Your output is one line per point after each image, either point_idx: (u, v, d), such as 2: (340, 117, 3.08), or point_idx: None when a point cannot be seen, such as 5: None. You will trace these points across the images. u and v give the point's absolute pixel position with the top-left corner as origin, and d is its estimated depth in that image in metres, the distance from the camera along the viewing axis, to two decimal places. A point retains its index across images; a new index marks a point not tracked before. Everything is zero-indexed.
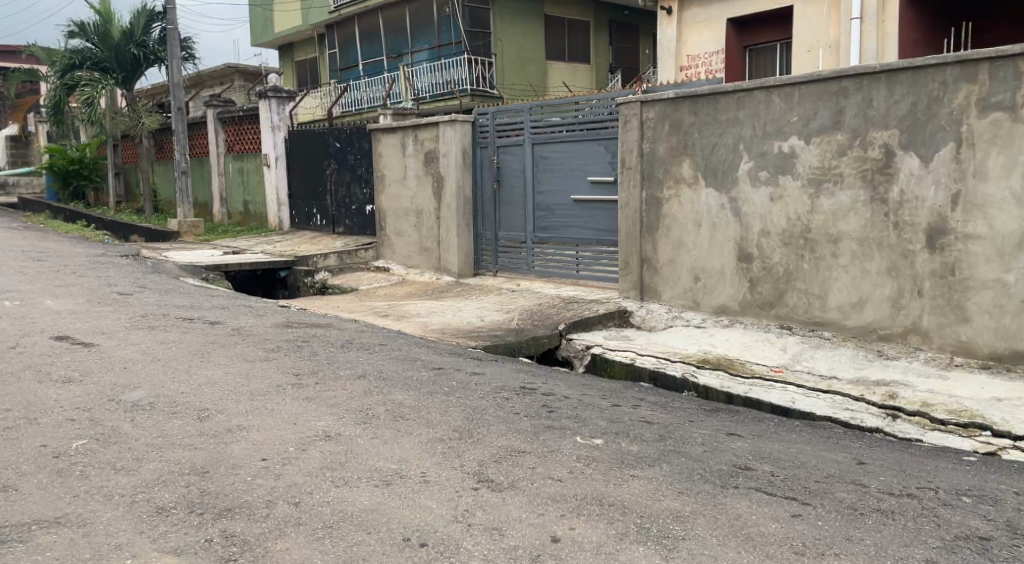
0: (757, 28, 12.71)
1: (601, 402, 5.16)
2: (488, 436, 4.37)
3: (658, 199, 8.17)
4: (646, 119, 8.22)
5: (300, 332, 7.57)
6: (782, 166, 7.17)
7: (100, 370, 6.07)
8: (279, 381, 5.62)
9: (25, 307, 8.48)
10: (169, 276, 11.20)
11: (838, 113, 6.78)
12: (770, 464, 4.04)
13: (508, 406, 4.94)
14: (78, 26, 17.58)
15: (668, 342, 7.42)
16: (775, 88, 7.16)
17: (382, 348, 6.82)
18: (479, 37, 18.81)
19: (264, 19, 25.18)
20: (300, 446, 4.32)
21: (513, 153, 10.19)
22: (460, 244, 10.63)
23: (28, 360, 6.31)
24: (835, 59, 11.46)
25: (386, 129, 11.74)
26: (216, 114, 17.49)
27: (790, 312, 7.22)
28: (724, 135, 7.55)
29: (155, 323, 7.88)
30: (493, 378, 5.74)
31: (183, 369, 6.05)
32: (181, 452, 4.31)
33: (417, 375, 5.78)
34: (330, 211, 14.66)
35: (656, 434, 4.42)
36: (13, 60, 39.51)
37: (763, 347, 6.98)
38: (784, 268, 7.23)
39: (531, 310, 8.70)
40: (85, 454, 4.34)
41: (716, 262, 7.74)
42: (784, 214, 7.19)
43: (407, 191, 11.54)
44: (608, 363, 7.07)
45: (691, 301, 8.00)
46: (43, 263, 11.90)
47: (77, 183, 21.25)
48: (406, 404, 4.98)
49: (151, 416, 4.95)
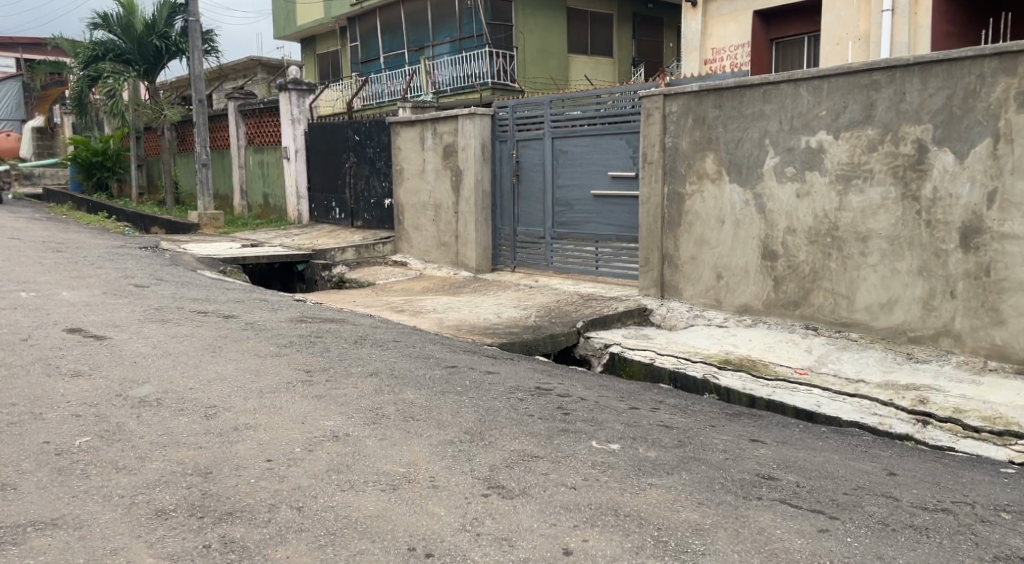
0: (785, 20, 12.44)
1: (619, 404, 4.97)
2: (501, 439, 4.21)
3: (680, 194, 7.98)
4: (669, 112, 8.03)
5: (314, 327, 7.44)
6: (810, 161, 6.96)
7: (110, 364, 5.96)
8: (290, 377, 5.50)
9: (40, 299, 8.41)
10: (186, 269, 11.13)
11: (869, 107, 6.56)
12: (795, 473, 3.84)
13: (522, 408, 4.78)
14: (102, 18, 17.59)
15: (688, 342, 7.24)
16: (803, 81, 6.94)
17: (396, 345, 6.67)
18: (501, 30, 18.66)
19: (287, 11, 25.13)
20: (307, 446, 4.19)
21: (533, 147, 10.02)
22: (478, 239, 10.48)
23: (39, 354, 6.22)
24: (865, 52, 11.19)
25: (406, 121, 11.58)
26: (238, 106, 17.43)
27: (816, 312, 7.00)
28: (749, 130, 7.35)
29: (169, 316, 7.78)
30: (508, 378, 5.58)
31: (192, 364, 5.94)
32: (184, 452, 4.19)
33: (429, 373, 5.63)
34: (349, 205, 14.57)
35: (675, 440, 4.23)
36: (38, 52, 39.82)
37: (787, 348, 6.79)
38: (810, 266, 7.02)
39: (549, 307, 8.54)
40: (88, 452, 4.23)
41: (739, 260, 7.54)
42: (810, 211, 6.98)
43: (426, 185, 11.40)
44: (627, 362, 6.92)
45: (712, 300, 7.81)
46: (62, 254, 11.87)
47: (101, 174, 21.30)
48: (418, 404, 4.84)
49: (158, 413, 4.84)
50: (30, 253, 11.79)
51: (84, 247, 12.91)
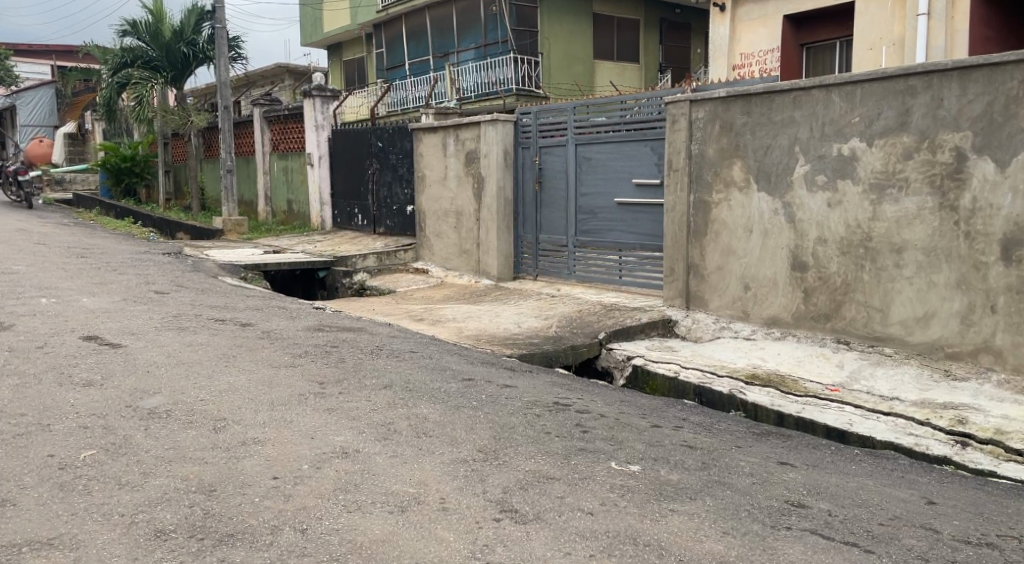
0: (816, 25, 12.19)
1: (640, 422, 4.77)
2: (515, 459, 4.03)
3: (706, 203, 7.79)
4: (695, 118, 7.86)
5: (331, 336, 7.32)
6: (842, 170, 6.74)
7: (122, 374, 5.85)
8: (302, 389, 5.36)
9: (60, 305, 8.35)
10: (207, 275, 11.08)
11: (904, 113, 6.34)
12: (827, 501, 3.63)
13: (540, 425, 4.59)
14: (131, 25, 17.70)
15: (714, 356, 7.07)
16: (835, 87, 6.72)
17: (412, 355, 6.53)
18: (526, 36, 18.52)
19: (313, 18, 25.19)
20: (315, 463, 4.03)
21: (556, 154, 9.85)
22: (500, 247, 10.32)
23: (52, 362, 6.12)
24: (900, 57, 10.92)
25: (428, 128, 11.46)
26: (263, 113, 17.41)
27: (847, 326, 6.77)
28: (779, 136, 7.14)
29: (186, 324, 7.69)
30: (526, 392, 5.39)
31: (204, 375, 5.80)
32: (189, 467, 4.05)
33: (444, 387, 5.46)
34: (372, 211, 14.49)
35: (698, 462, 4.03)
36: (70, 59, 40.34)
37: (818, 364, 6.58)
38: (842, 278, 6.79)
39: (571, 317, 8.37)
40: (92, 466, 4.09)
41: (767, 271, 7.33)
42: (842, 221, 6.75)
43: (447, 192, 11.27)
44: (650, 376, 6.76)
45: (740, 311, 7.60)
46: (85, 260, 11.86)
47: (129, 180, 21.43)
48: (430, 419, 4.68)
49: (166, 425, 4.70)
50: (54, 258, 11.81)
51: (108, 252, 12.91)
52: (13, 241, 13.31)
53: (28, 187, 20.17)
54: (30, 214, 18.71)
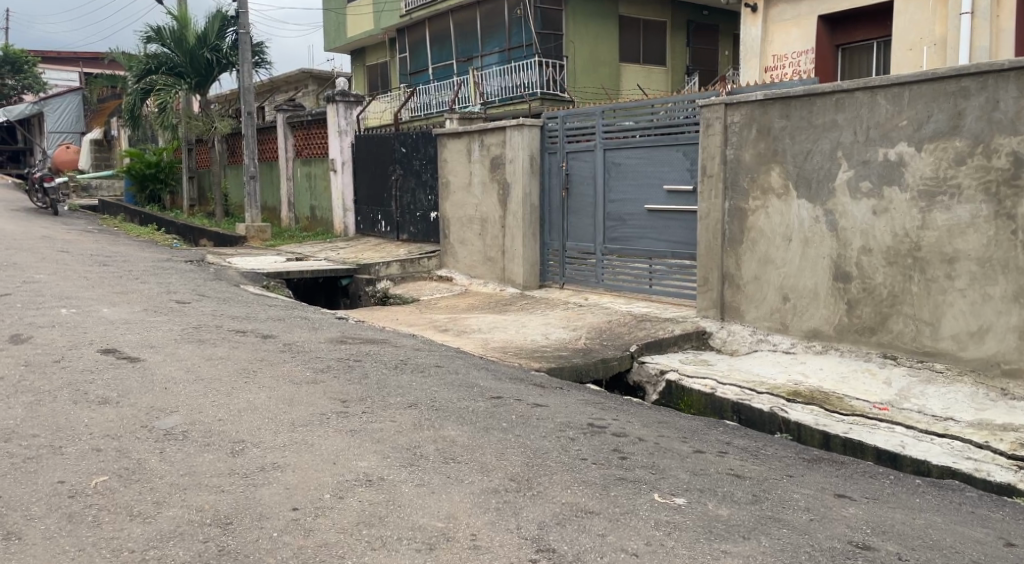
0: (852, 25, 11.84)
1: (681, 447, 4.48)
2: (550, 489, 3.78)
3: (742, 209, 7.51)
4: (731, 122, 7.58)
5: (355, 349, 7.07)
6: (888, 176, 6.45)
7: (139, 391, 5.53)
8: (324, 408, 5.11)
9: (80, 316, 8.15)
10: (229, 284, 10.88)
11: (956, 116, 6.04)
12: (893, 541, 3.35)
13: (574, 450, 4.32)
14: (155, 31, 17.65)
15: (752, 370, 6.78)
16: (881, 88, 6.44)
17: (438, 371, 6.26)
18: (551, 39, 18.27)
19: (336, 23, 25.08)
20: (337, 493, 3.79)
21: (583, 159, 9.58)
22: (526, 254, 10.06)
23: (67, 376, 5.89)
24: (941, 57, 10.56)
25: (453, 133, 11.22)
26: (286, 119, 17.26)
27: (895, 340, 6.47)
28: (820, 141, 6.86)
29: (206, 336, 7.45)
30: (558, 413, 5.11)
31: (224, 391, 5.53)
32: (204, 496, 3.79)
33: (472, 406, 5.19)
34: (395, 218, 14.29)
35: (749, 494, 3.76)
36: (95, 65, 40.60)
37: (864, 380, 6.30)
38: (888, 289, 6.49)
39: (600, 328, 8.09)
40: (103, 494, 3.83)
41: (808, 281, 7.02)
42: (888, 229, 6.46)
43: (472, 199, 11.03)
44: (685, 392, 6.49)
45: (778, 323, 7.31)
46: (107, 268, 11.68)
47: (154, 186, 21.38)
48: (459, 443, 4.42)
49: (182, 448, 4.42)
50: (76, 267, 11.64)
51: (131, 261, 12.77)
52: (36, 249, 13.19)
53: (53, 194, 20.16)
54: (54, 220, 18.66)
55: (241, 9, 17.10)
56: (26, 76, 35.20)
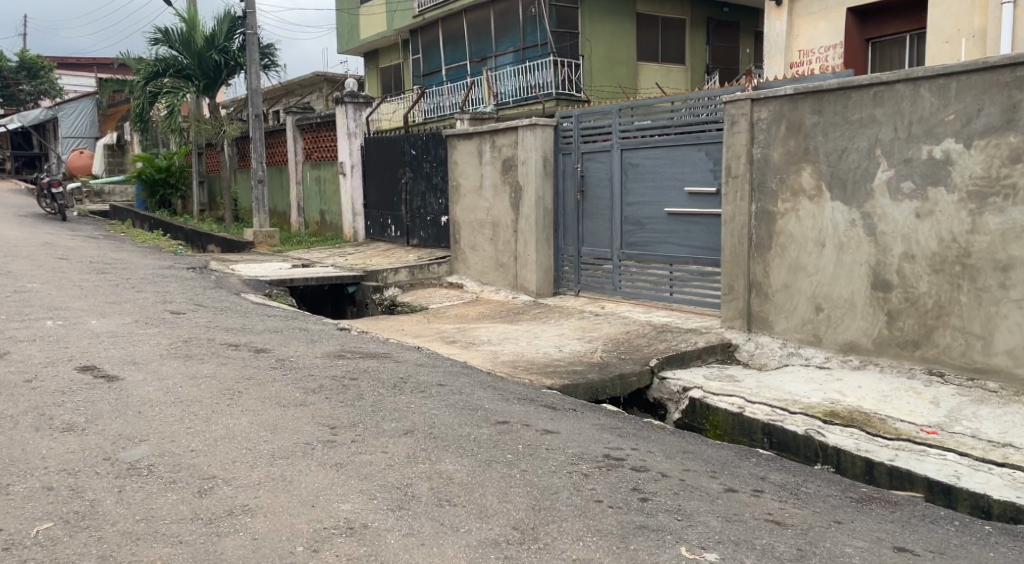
0: (883, 18, 11.24)
1: (710, 484, 3.93)
2: (559, 541, 3.27)
3: (770, 212, 6.97)
4: (757, 119, 7.05)
5: (353, 365, 6.54)
6: (933, 175, 5.91)
7: (111, 415, 4.95)
8: (308, 437, 4.57)
9: (64, 329, 7.61)
10: (229, 292, 10.37)
11: (1011, 109, 5.49)
12: None
13: (588, 490, 3.77)
14: (163, 33, 17.22)
15: (784, 386, 6.23)
16: (925, 80, 5.91)
17: (441, 391, 5.72)
18: (566, 38, 17.74)
19: (349, 25, 24.67)
20: (311, 545, 3.27)
21: (598, 159, 9.05)
22: (539, 260, 9.53)
23: (34, 396, 5.34)
24: (981, 50, 9.94)
25: (462, 134, 10.71)
26: (295, 121, 16.81)
27: (942, 355, 5.92)
28: (856, 139, 6.33)
29: (194, 351, 6.88)
30: (571, 442, 4.55)
31: (202, 415, 4.98)
32: (158, 548, 3.29)
33: (475, 434, 4.65)
34: (405, 222, 13.81)
35: (793, 549, 3.24)
36: (109, 70, 40.53)
37: (909, 398, 5.75)
38: (934, 299, 5.95)
39: (618, 340, 7.53)
40: (42, 548, 3.31)
41: (843, 290, 6.48)
42: (933, 234, 5.93)
43: (483, 202, 10.52)
44: (711, 410, 5.97)
45: (810, 335, 6.75)
46: (104, 277, 11.18)
47: (164, 191, 20.99)
48: (456, 481, 3.88)
49: (143, 486, 3.88)
50: (73, 275, 11.15)
51: (131, 268, 12.30)
52: (34, 256, 12.74)
53: (61, 200, 19.78)
54: (61, 227, 18.25)
55: (249, 9, 16.66)
56: (41, 82, 35.02)
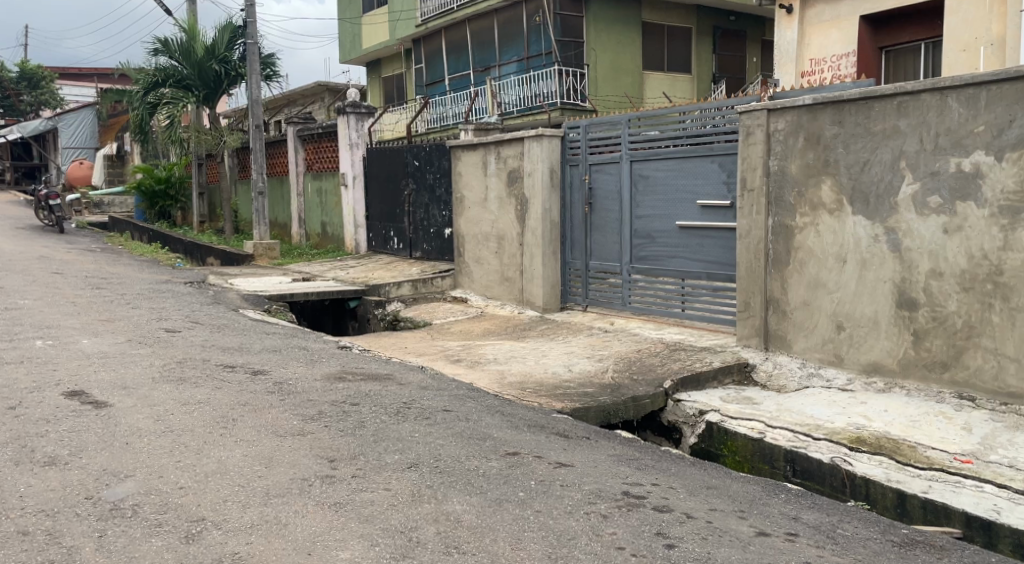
0: (898, 26, 10.98)
1: (739, 527, 3.67)
2: None
3: (788, 226, 6.69)
4: (774, 130, 6.77)
5: (353, 389, 6.26)
6: (962, 190, 5.62)
7: (97, 447, 4.67)
8: (305, 472, 4.28)
9: (54, 349, 7.32)
10: (227, 308, 10.08)
11: None
12: None
13: (608, 535, 3.51)
14: (163, 43, 17.00)
15: (806, 409, 5.93)
16: (952, 90, 5.64)
17: (445, 418, 5.43)
18: (570, 47, 17.52)
19: (352, 34, 24.47)
20: None
21: (607, 171, 8.77)
22: (546, 274, 9.24)
23: (16, 426, 5.05)
24: (999, 58, 9.65)
25: (466, 144, 10.45)
26: (296, 132, 16.60)
27: (972, 378, 5.62)
28: (879, 150, 6.06)
29: (187, 373, 6.59)
30: (586, 476, 4.27)
31: (193, 447, 4.69)
32: None
33: (484, 468, 4.37)
34: (408, 235, 13.54)
35: None
36: (109, 81, 40.44)
37: (939, 423, 5.45)
38: (963, 319, 5.66)
39: (629, 359, 7.23)
40: None
41: (866, 308, 6.19)
42: (962, 250, 5.64)
43: (488, 215, 10.24)
44: (729, 435, 5.67)
45: (831, 355, 6.46)
46: (99, 292, 10.91)
47: (164, 202, 20.72)
48: (465, 524, 3.60)
49: (126, 530, 3.59)
50: (67, 291, 10.87)
51: (127, 283, 12.03)
52: (29, 271, 12.47)
53: (58, 211, 19.52)
54: (57, 239, 17.99)
55: (250, 18, 16.43)
56: (42, 92, 34.85)
